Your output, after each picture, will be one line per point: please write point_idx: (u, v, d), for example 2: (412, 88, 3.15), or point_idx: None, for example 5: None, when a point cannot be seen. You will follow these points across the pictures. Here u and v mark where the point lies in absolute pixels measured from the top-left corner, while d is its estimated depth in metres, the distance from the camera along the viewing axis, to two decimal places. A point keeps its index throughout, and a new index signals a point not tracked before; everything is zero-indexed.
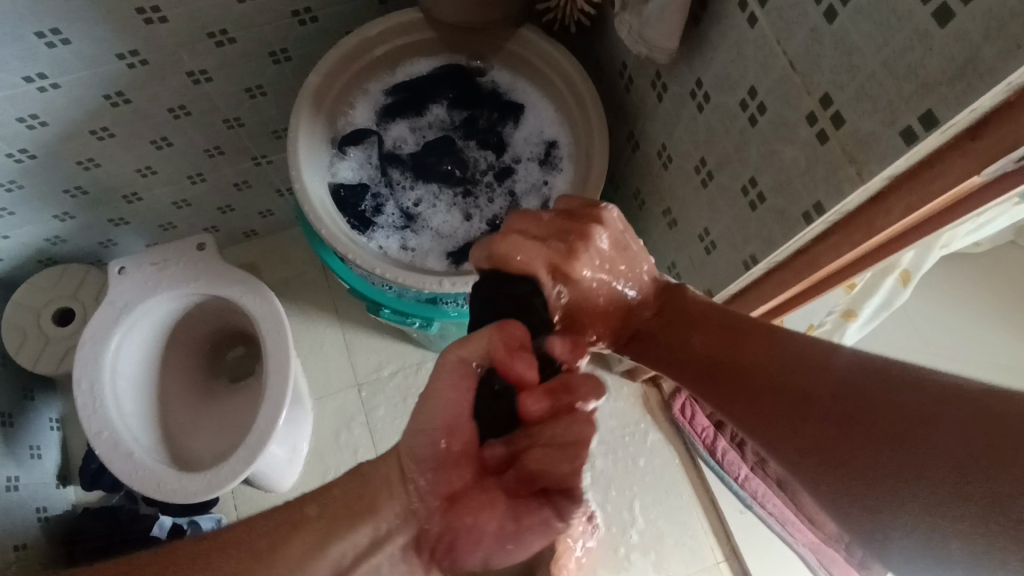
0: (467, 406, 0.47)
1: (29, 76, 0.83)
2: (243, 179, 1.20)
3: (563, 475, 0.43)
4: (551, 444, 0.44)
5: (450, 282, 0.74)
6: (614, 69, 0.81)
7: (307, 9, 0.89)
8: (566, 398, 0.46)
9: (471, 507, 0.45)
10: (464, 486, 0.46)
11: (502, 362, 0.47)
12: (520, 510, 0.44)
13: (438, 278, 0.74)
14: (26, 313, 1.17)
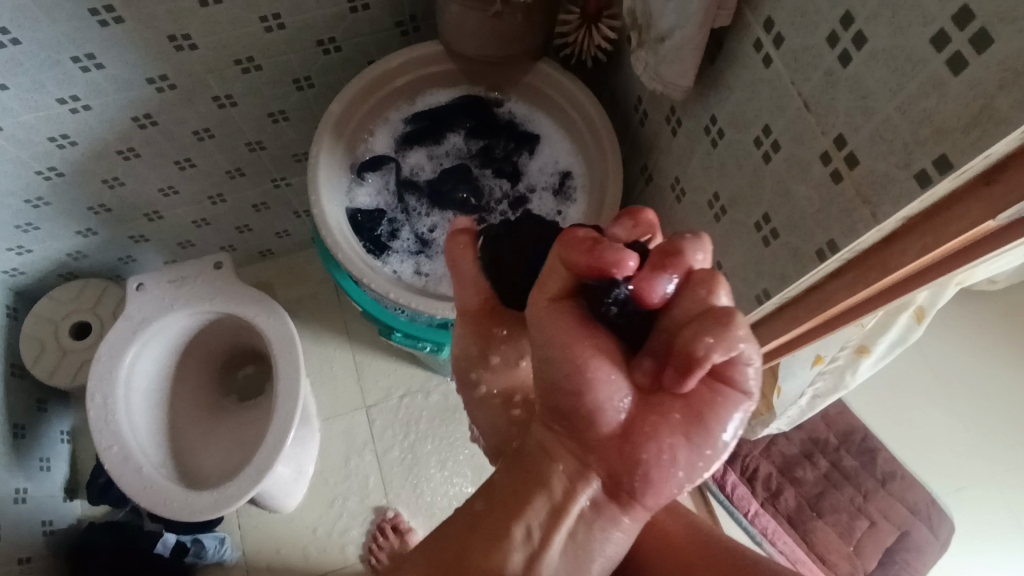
0: (583, 336, 0.45)
1: (63, 98, 0.86)
2: (262, 200, 1.23)
3: (725, 342, 0.39)
4: (693, 320, 0.41)
5: None
6: (629, 103, 0.82)
7: (332, 39, 0.92)
8: (678, 264, 0.42)
9: (645, 425, 0.43)
10: (633, 413, 0.44)
11: (591, 264, 0.42)
12: (697, 404, 0.42)
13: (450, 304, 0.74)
14: (44, 325, 1.19)
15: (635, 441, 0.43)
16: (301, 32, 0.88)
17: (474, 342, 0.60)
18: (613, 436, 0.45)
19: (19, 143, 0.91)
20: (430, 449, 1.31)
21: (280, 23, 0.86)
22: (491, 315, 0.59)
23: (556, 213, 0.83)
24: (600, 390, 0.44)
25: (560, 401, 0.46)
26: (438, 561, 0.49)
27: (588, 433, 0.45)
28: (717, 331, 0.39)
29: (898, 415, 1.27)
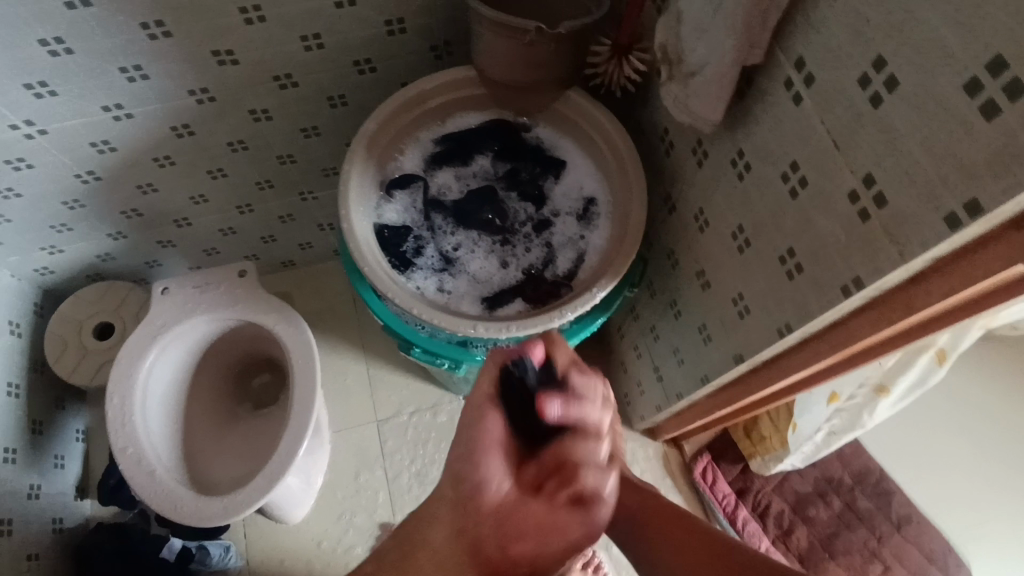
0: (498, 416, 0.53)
1: (107, 106, 0.89)
2: (288, 212, 1.25)
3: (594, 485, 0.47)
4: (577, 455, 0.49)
5: (484, 327, 0.75)
6: (655, 133, 0.84)
7: (367, 59, 0.94)
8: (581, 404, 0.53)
9: (511, 518, 0.47)
10: (504, 503, 0.48)
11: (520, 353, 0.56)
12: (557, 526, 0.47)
13: (472, 323, 0.75)
14: (69, 325, 1.22)
15: (500, 528, 0.47)
16: (338, 52, 0.91)
17: None
18: (485, 513, 0.48)
19: (62, 147, 0.94)
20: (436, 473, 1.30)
21: (319, 44, 0.89)
22: None
23: (579, 237, 0.83)
24: (485, 464, 0.49)
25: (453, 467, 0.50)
26: None
27: (471, 508, 0.48)
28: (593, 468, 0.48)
29: (914, 458, 1.25)
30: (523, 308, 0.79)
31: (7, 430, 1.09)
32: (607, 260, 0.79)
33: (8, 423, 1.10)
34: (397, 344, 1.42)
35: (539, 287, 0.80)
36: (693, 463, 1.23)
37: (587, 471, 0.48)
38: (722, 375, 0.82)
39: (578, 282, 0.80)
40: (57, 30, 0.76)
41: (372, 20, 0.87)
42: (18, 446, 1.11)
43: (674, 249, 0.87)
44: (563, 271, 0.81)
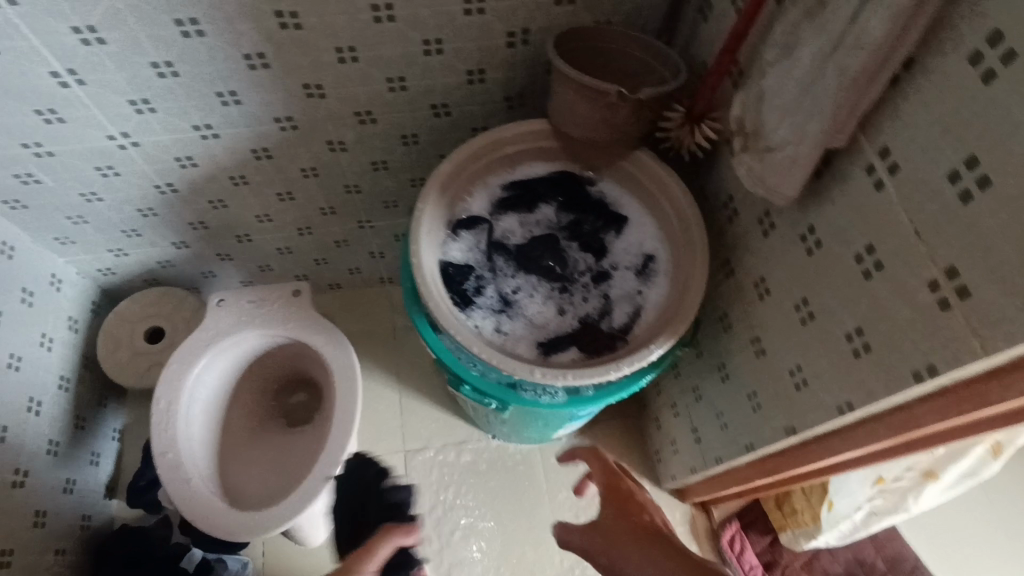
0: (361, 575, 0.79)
1: (197, 125, 0.94)
2: (344, 238, 1.30)
3: None
4: None
5: (540, 372, 0.76)
6: (720, 200, 0.86)
7: (444, 104, 0.99)
8: None
9: None
10: None
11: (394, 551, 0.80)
12: None
13: (528, 366, 0.76)
14: (124, 325, 1.26)
15: None
16: (420, 96, 0.96)
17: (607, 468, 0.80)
18: None
19: (150, 159, 0.99)
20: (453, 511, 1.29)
21: (402, 86, 0.93)
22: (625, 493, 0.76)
23: (637, 292, 0.85)
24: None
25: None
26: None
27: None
28: None
29: (952, 551, 1.20)
30: (577, 356, 0.80)
31: (53, 422, 1.12)
32: (665, 319, 0.80)
33: (55, 415, 1.13)
34: (431, 376, 1.43)
35: (594, 337, 0.81)
36: (719, 531, 1.21)
37: None
38: (770, 447, 0.82)
39: (634, 336, 0.81)
40: (169, 55, 0.81)
41: (456, 68, 0.92)
42: (61, 439, 1.14)
43: (727, 313, 0.89)
44: (619, 324, 0.83)
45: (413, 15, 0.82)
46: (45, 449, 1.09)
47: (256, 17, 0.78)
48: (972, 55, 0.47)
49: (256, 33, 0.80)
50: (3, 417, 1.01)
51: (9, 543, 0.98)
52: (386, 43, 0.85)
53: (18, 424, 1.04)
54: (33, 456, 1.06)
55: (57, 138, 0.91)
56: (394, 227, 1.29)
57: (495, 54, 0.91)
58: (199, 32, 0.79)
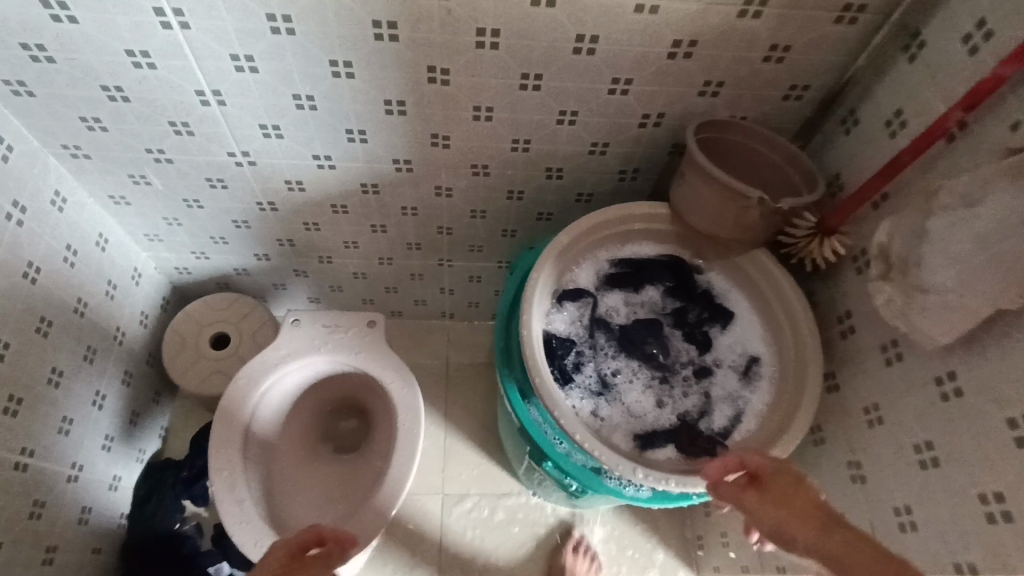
0: None
1: (318, 155, 0.94)
2: (420, 272, 1.30)
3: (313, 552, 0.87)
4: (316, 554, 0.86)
5: (643, 472, 0.72)
6: (833, 314, 0.85)
7: (558, 168, 0.99)
8: None
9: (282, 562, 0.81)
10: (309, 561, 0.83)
11: None
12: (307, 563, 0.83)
13: (631, 465, 0.72)
14: (192, 326, 1.25)
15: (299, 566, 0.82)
16: (540, 158, 0.96)
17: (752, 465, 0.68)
18: None
19: (261, 179, 0.99)
20: (484, 563, 1.27)
21: (525, 147, 0.94)
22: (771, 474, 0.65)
23: (738, 396, 0.83)
24: None
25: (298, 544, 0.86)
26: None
27: None
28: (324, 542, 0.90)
29: None
30: (674, 455, 0.78)
31: (113, 417, 1.10)
32: (769, 433, 0.78)
33: (116, 410, 1.11)
34: (478, 420, 1.41)
35: (694, 438, 0.79)
36: None
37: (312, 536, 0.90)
38: None
39: (734, 444, 0.79)
40: (314, 91, 0.82)
41: (583, 139, 0.93)
42: (116, 434, 1.11)
43: (819, 425, 0.88)
44: (718, 427, 0.80)
45: (560, 86, 0.82)
46: (101, 445, 1.07)
47: (409, 69, 0.79)
48: None
49: (405, 83, 0.81)
50: (70, 411, 0.99)
51: (55, 540, 0.96)
52: (526, 107, 0.86)
53: (82, 417, 1.02)
54: (89, 451, 1.04)
55: (181, 148, 0.92)
56: (471, 269, 1.29)
57: (624, 131, 0.91)
58: (350, 74, 0.79)
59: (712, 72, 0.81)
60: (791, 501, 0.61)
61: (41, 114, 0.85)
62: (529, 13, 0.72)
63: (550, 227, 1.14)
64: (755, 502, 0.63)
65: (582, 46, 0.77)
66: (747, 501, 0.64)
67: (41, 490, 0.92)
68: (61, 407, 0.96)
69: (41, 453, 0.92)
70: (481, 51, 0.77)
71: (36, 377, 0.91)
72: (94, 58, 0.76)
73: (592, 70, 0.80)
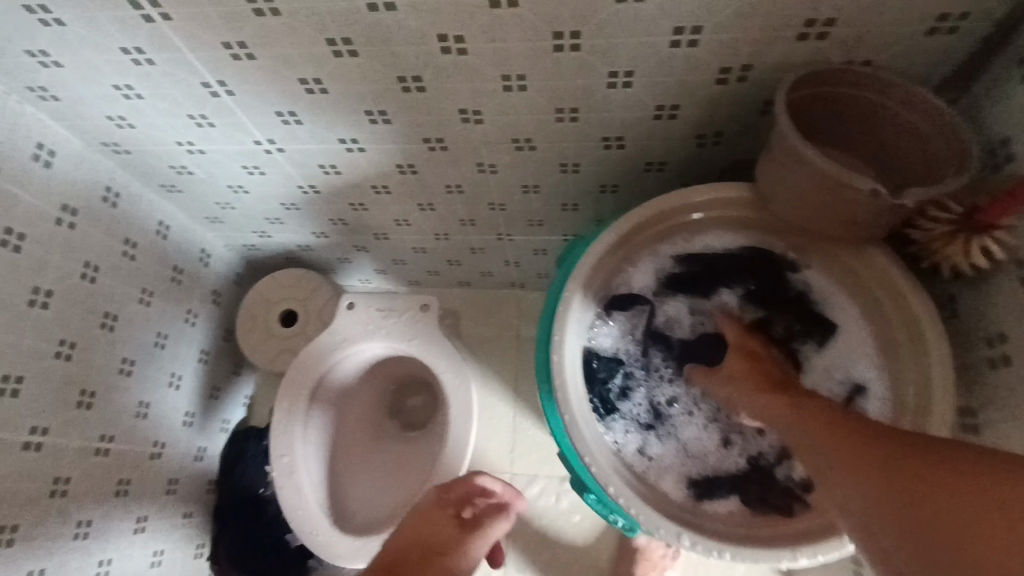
0: None
1: (343, 139, 0.85)
2: (480, 246, 1.20)
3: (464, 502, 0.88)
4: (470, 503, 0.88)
5: (691, 539, 0.61)
6: (978, 335, 0.63)
7: (619, 137, 0.81)
8: None
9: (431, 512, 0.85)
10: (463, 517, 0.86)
11: None
12: (462, 518, 0.85)
13: (676, 528, 0.62)
14: (262, 303, 1.26)
15: (450, 518, 0.85)
16: (593, 128, 0.79)
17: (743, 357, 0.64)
18: None
19: (294, 164, 0.92)
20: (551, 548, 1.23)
21: (573, 117, 0.77)
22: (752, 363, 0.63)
23: None
24: None
25: (455, 494, 0.88)
26: (412, 533, 0.82)
27: None
28: (484, 495, 0.90)
29: None
30: (736, 510, 0.65)
31: (191, 395, 1.17)
32: None
33: (194, 388, 1.18)
34: None
35: (766, 490, 0.65)
36: None
37: (480, 480, 0.91)
38: None
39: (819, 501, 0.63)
40: (318, 73, 0.72)
41: (644, 103, 0.74)
42: (196, 410, 1.18)
43: None
44: (800, 476, 0.65)
45: (605, 44, 0.65)
46: (181, 421, 1.14)
47: (415, 40, 0.65)
48: None
49: (415, 56, 0.68)
50: (145, 395, 1.05)
51: (146, 510, 1.05)
52: (565, 73, 0.69)
53: (158, 399, 1.08)
54: (170, 429, 1.11)
55: (208, 139, 0.87)
56: (534, 243, 1.17)
57: (697, 91, 0.71)
58: (352, 53, 0.68)
59: (815, 6, 0.59)
60: (755, 382, 0.61)
61: (73, 116, 0.84)
62: None
63: (617, 200, 0.97)
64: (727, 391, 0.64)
65: None
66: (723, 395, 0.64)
67: (124, 470, 1.00)
68: (136, 393, 1.03)
69: (120, 437, 0.99)
70: (498, 11, 0.61)
71: (106, 370, 0.96)
72: (95, 58, 0.72)
73: (644, 21, 0.61)
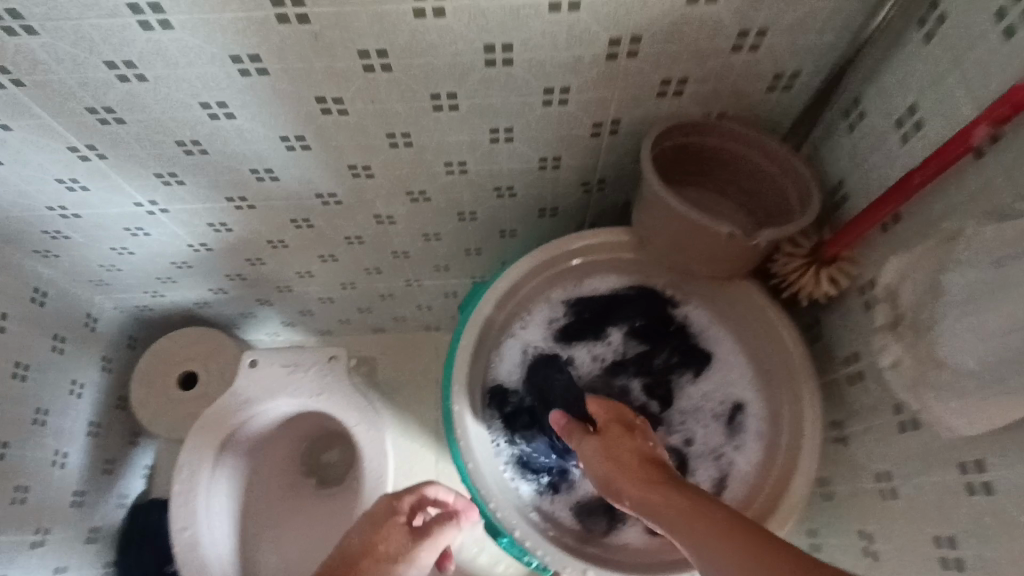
0: None
1: (231, 198, 0.83)
2: (390, 293, 1.19)
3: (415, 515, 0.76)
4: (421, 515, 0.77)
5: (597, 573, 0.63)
6: (837, 353, 0.69)
7: (509, 187, 0.84)
8: None
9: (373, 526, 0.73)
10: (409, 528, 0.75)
11: None
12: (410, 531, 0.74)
13: (582, 565, 0.64)
14: (159, 365, 1.19)
15: (392, 534, 0.73)
16: (483, 179, 0.82)
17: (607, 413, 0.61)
18: None
19: (182, 224, 0.89)
20: None
21: (462, 169, 0.80)
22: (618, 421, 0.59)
23: (723, 453, 0.71)
24: None
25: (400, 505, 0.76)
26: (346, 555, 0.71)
27: None
28: (439, 503, 0.79)
29: None
30: (640, 543, 0.67)
31: (80, 472, 1.08)
32: (753, 512, 0.66)
33: (82, 464, 1.08)
34: None
35: None
36: None
37: (432, 488, 0.77)
38: None
39: None
40: (196, 135, 0.70)
41: (527, 155, 0.77)
42: (86, 488, 1.09)
43: (828, 478, 0.72)
44: None
45: (482, 103, 0.68)
46: (70, 502, 1.05)
47: (293, 101, 0.66)
48: None
49: (296, 117, 0.68)
50: (25, 478, 0.96)
51: None
52: (448, 129, 0.72)
53: (40, 481, 0.99)
54: (55, 512, 1.02)
55: (83, 203, 0.83)
56: (444, 286, 1.17)
57: (575, 144, 0.76)
58: (229, 115, 0.67)
59: (668, 69, 0.64)
60: (614, 424, 0.59)
61: None
62: (417, 27, 0.58)
63: (517, 243, 1.00)
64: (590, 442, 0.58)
65: (493, 58, 0.62)
66: (583, 447, 0.58)
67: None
68: (11, 478, 0.94)
69: None
70: (373, 75, 0.63)
71: None
72: None
73: (516, 83, 0.65)
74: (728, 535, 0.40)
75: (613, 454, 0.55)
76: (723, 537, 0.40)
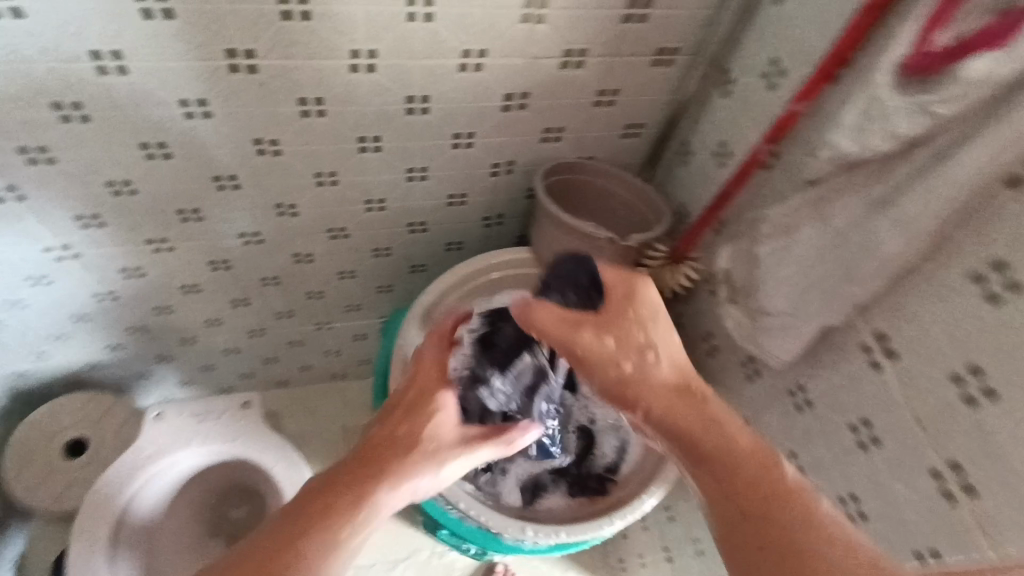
0: None
1: (152, 239, 0.86)
2: (300, 339, 1.22)
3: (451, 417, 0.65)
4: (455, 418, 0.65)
5: (533, 530, 0.73)
6: (696, 334, 0.88)
7: (421, 223, 0.96)
8: None
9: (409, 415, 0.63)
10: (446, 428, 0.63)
11: None
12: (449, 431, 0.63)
13: (520, 524, 0.73)
14: (38, 435, 1.10)
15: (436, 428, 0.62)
16: (398, 215, 0.93)
17: (618, 295, 0.61)
18: None
19: (90, 269, 0.88)
20: None
21: (381, 207, 0.91)
22: (630, 308, 0.60)
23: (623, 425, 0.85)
24: None
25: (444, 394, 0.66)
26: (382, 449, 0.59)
27: None
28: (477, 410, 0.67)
29: None
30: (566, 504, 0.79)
31: None
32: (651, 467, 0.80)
33: None
34: None
35: (583, 479, 0.81)
36: None
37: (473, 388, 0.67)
38: None
39: (622, 477, 0.80)
40: (129, 174, 0.75)
41: (438, 192, 0.91)
42: None
43: None
44: (605, 464, 0.82)
45: (402, 146, 0.81)
46: None
47: (232, 142, 0.74)
48: (973, 274, 0.51)
49: (232, 157, 0.76)
50: None
51: None
52: (370, 169, 0.83)
53: None
54: None
55: None
56: (354, 328, 1.23)
57: (477, 182, 0.90)
58: (167, 155, 0.73)
59: (549, 119, 0.82)
60: (622, 321, 0.60)
61: None
62: (350, 80, 0.70)
63: (425, 278, 1.11)
64: (593, 340, 0.60)
65: (413, 107, 0.75)
66: (584, 340, 0.60)
67: None
68: None
69: None
70: (310, 119, 0.74)
71: None
72: None
73: (431, 128, 0.79)
74: (749, 493, 0.48)
75: (628, 361, 0.59)
76: (742, 498, 0.48)
